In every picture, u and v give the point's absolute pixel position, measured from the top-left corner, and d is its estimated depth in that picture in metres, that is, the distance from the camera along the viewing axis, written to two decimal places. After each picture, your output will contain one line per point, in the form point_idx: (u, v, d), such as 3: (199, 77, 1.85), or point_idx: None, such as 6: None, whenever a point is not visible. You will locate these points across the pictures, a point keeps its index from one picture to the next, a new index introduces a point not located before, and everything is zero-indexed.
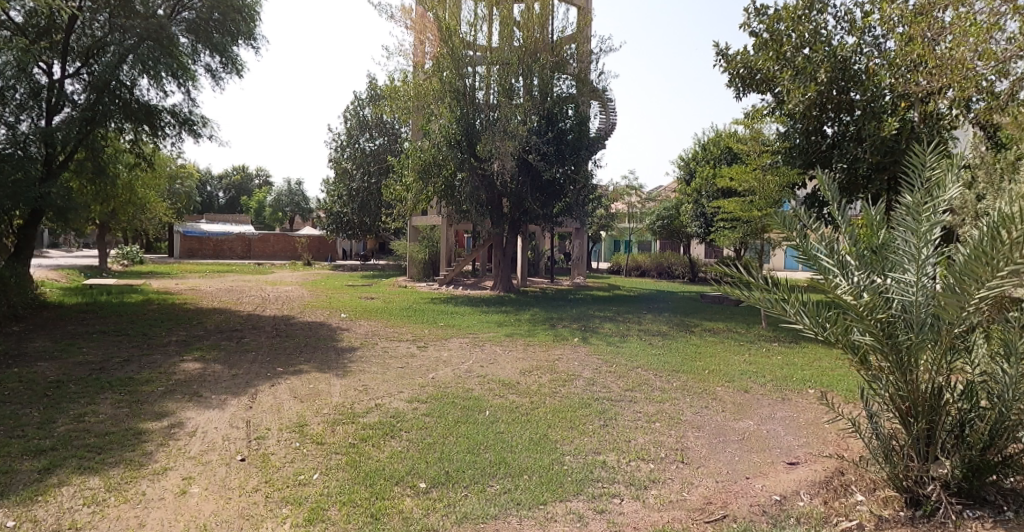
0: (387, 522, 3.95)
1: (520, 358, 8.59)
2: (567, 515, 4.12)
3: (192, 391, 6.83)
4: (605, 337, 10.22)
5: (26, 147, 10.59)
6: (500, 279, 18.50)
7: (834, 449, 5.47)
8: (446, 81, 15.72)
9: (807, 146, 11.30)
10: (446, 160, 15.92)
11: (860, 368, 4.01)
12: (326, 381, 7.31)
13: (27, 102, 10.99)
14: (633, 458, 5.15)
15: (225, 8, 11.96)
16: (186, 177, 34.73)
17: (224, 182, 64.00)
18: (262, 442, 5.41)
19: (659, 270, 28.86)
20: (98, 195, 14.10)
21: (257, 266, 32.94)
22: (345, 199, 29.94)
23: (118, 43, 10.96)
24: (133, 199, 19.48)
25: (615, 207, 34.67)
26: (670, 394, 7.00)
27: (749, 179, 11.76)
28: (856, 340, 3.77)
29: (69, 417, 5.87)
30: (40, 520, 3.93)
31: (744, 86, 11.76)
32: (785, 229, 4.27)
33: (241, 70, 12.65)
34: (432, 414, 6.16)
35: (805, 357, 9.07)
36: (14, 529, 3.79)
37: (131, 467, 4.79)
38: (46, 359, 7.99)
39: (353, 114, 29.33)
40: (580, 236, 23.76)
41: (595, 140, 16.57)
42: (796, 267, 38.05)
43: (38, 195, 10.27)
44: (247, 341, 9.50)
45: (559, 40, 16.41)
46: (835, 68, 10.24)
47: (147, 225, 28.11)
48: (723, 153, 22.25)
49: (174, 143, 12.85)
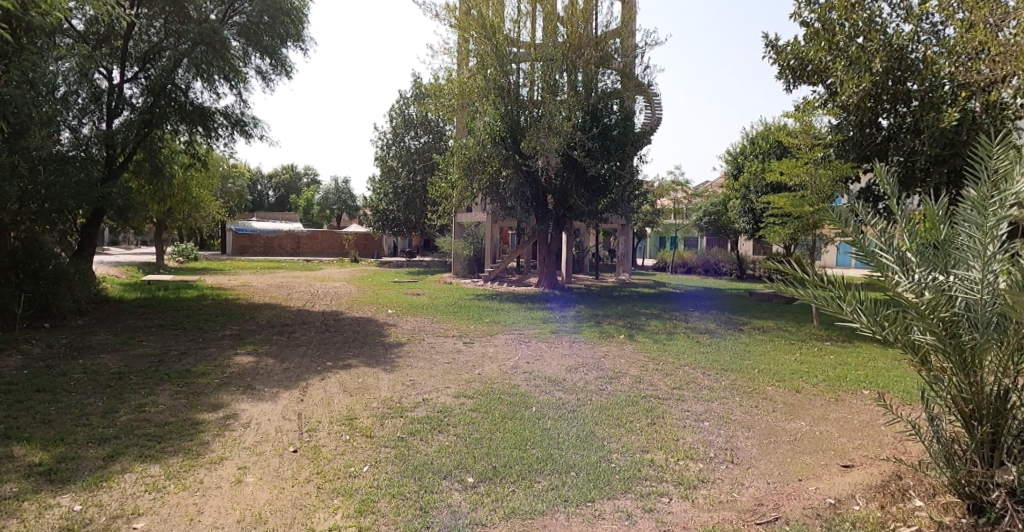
0: (435, 515, 4.00)
1: (565, 355, 8.57)
2: (615, 513, 4.09)
3: (246, 384, 7.03)
4: (651, 335, 10.09)
5: (88, 149, 11.08)
6: (545, 275, 18.48)
7: (891, 453, 5.28)
8: (490, 78, 15.69)
9: (861, 139, 10.86)
10: (491, 156, 15.94)
11: (920, 368, 3.85)
12: (374, 376, 7.42)
13: (88, 106, 11.30)
14: (681, 457, 5.07)
15: (275, 12, 12.18)
16: (237, 176, 35.83)
17: (274, 181, 65.85)
18: (313, 434, 5.54)
19: (706, 267, 28.45)
20: (156, 195, 14.66)
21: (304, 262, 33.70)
22: (391, 197, 30.31)
23: (173, 48, 11.48)
24: (187, 198, 20.20)
25: (660, 202, 34.37)
26: (719, 393, 6.86)
27: (800, 173, 11.43)
28: (917, 339, 3.63)
29: (131, 407, 6.12)
30: (105, 504, 4.12)
31: (795, 79, 11.39)
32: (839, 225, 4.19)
33: (289, 72, 12.97)
34: (479, 409, 6.19)
35: (859, 357, 8.75)
36: (82, 513, 3.99)
37: (189, 456, 4.97)
38: (108, 352, 8.38)
39: (398, 113, 29.82)
40: (625, 233, 23.61)
41: (640, 136, 16.32)
42: (849, 265, 37.13)
43: (100, 194, 10.74)
44: (296, 336, 9.71)
45: (603, 35, 16.18)
46: (891, 57, 9.83)
47: (201, 223, 29.08)
48: (773, 147, 21.84)
49: (227, 143, 13.24)
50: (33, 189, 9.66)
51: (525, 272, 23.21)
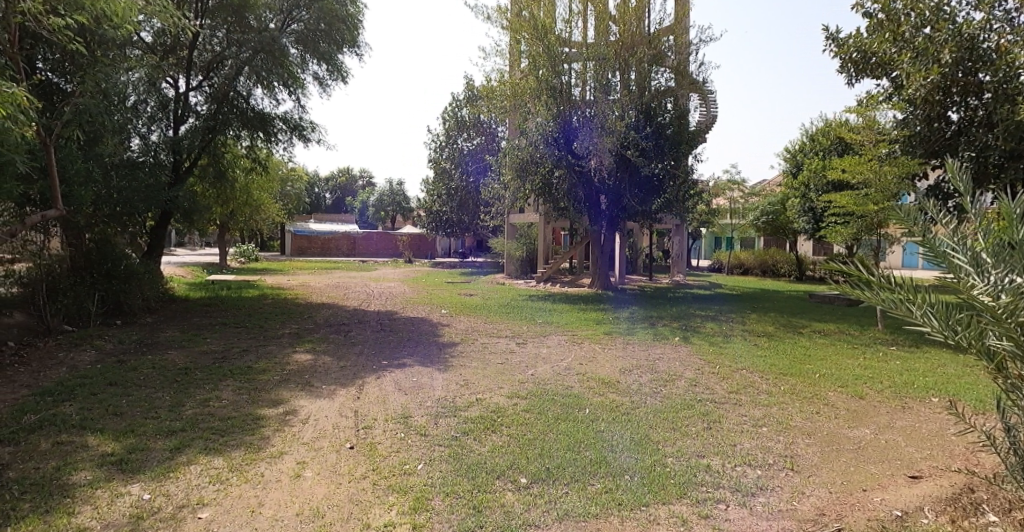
0: (489, 515, 4.03)
1: (619, 357, 8.47)
2: (670, 519, 4.03)
3: (304, 381, 7.25)
4: (706, 337, 9.87)
5: (156, 155, 11.54)
6: (598, 277, 18.36)
7: (963, 464, 5.01)
8: (542, 79, 15.66)
9: (928, 134, 10.23)
10: (543, 157, 16.05)
11: (996, 376, 3.65)
12: (428, 375, 7.52)
13: (157, 114, 11.91)
14: (738, 463, 4.95)
15: (331, 19, 12.53)
16: (296, 180, 37.03)
17: (331, 184, 67.73)
18: (369, 432, 5.67)
19: (763, 269, 27.71)
20: (220, 198, 15.28)
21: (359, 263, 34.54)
22: (445, 199, 30.91)
23: (235, 57, 11.96)
24: (248, 201, 20.99)
25: (715, 202, 33.73)
26: (778, 398, 6.67)
27: (863, 170, 11.70)
28: (993, 345, 3.45)
29: (196, 402, 6.39)
30: (171, 495, 4.32)
31: (857, 72, 10.97)
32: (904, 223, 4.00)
33: (345, 77, 13.31)
34: (532, 410, 6.20)
35: (928, 363, 8.36)
36: (150, 503, 4.19)
37: (251, 450, 5.15)
38: (175, 348, 8.78)
39: (451, 115, 29.95)
40: (679, 234, 23.25)
41: (695, 135, 16.14)
42: (917, 267, 35.45)
43: (167, 198, 11.32)
44: (352, 335, 9.96)
45: (657, 32, 15.86)
46: (960, 47, 9.24)
47: (262, 225, 30.20)
48: (834, 144, 21.38)
49: (286, 148, 13.67)
50: (106, 194, 10.21)
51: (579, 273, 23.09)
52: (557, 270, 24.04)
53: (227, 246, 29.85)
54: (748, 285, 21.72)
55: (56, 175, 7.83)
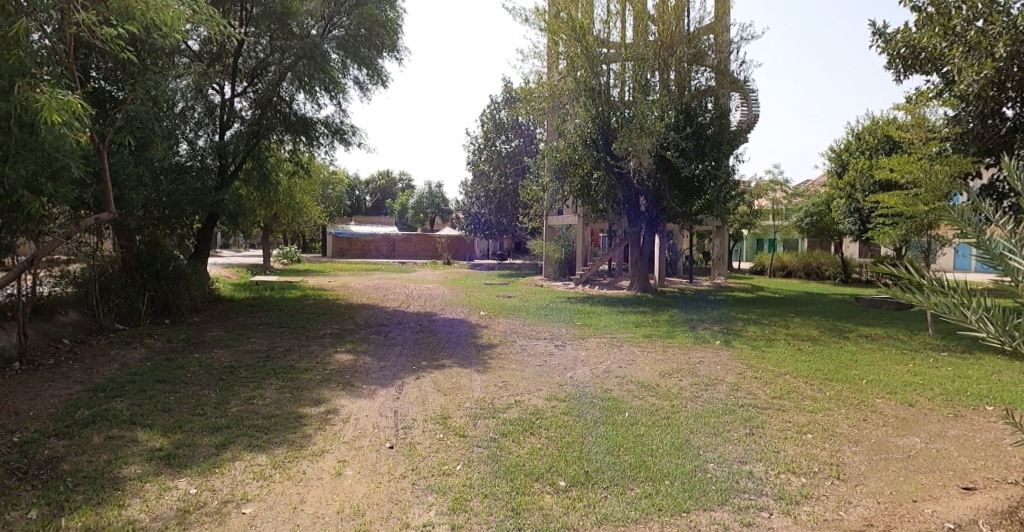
0: (527, 517, 4.05)
1: (659, 360, 8.38)
2: (711, 526, 3.98)
3: (345, 381, 7.38)
4: (749, 341, 9.65)
5: (203, 159, 11.96)
6: (637, 279, 18.11)
7: (1020, 476, 4.79)
8: (580, 80, 15.66)
9: (983, 131, 9.90)
10: (581, 159, 15.99)
11: None
12: (466, 376, 7.58)
13: (203, 120, 12.36)
14: (782, 470, 4.85)
15: (371, 24, 12.82)
16: (336, 182, 37.76)
17: (370, 187, 68.87)
18: (408, 432, 5.74)
19: (806, 271, 27.02)
20: (264, 200, 15.67)
21: (397, 264, 35.02)
22: (483, 201, 31.24)
23: (278, 63, 12.30)
24: (291, 204, 21.49)
25: (756, 203, 33.05)
26: (823, 404, 6.51)
27: (913, 170, 11.02)
28: None
29: (241, 399, 6.58)
30: (217, 489, 4.46)
31: (905, 68, 10.66)
32: (957, 224, 3.82)
33: (385, 81, 13.51)
34: (571, 413, 6.19)
35: (983, 370, 8.02)
36: (197, 497, 4.33)
37: (293, 448, 5.28)
38: (220, 347, 9.06)
39: (489, 117, 30.23)
40: (721, 235, 22.84)
41: (735, 135, 15.86)
42: (970, 269, 34.12)
43: (213, 202, 11.65)
44: (391, 336, 10.10)
45: (696, 32, 15.65)
46: (1016, 40, 8.67)
47: (304, 228, 30.90)
48: (881, 142, 20.78)
49: (327, 151, 13.98)
50: (156, 197, 10.48)
51: (619, 275, 22.70)
52: (595, 272, 23.89)
53: (270, 248, 30.60)
54: (790, 288, 21.17)
55: (110, 181, 8.13)
